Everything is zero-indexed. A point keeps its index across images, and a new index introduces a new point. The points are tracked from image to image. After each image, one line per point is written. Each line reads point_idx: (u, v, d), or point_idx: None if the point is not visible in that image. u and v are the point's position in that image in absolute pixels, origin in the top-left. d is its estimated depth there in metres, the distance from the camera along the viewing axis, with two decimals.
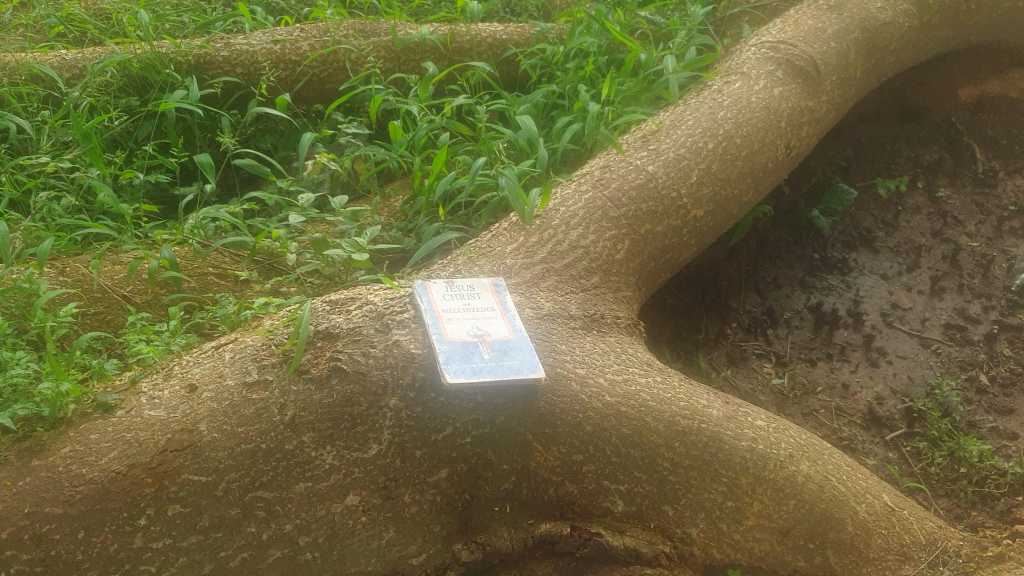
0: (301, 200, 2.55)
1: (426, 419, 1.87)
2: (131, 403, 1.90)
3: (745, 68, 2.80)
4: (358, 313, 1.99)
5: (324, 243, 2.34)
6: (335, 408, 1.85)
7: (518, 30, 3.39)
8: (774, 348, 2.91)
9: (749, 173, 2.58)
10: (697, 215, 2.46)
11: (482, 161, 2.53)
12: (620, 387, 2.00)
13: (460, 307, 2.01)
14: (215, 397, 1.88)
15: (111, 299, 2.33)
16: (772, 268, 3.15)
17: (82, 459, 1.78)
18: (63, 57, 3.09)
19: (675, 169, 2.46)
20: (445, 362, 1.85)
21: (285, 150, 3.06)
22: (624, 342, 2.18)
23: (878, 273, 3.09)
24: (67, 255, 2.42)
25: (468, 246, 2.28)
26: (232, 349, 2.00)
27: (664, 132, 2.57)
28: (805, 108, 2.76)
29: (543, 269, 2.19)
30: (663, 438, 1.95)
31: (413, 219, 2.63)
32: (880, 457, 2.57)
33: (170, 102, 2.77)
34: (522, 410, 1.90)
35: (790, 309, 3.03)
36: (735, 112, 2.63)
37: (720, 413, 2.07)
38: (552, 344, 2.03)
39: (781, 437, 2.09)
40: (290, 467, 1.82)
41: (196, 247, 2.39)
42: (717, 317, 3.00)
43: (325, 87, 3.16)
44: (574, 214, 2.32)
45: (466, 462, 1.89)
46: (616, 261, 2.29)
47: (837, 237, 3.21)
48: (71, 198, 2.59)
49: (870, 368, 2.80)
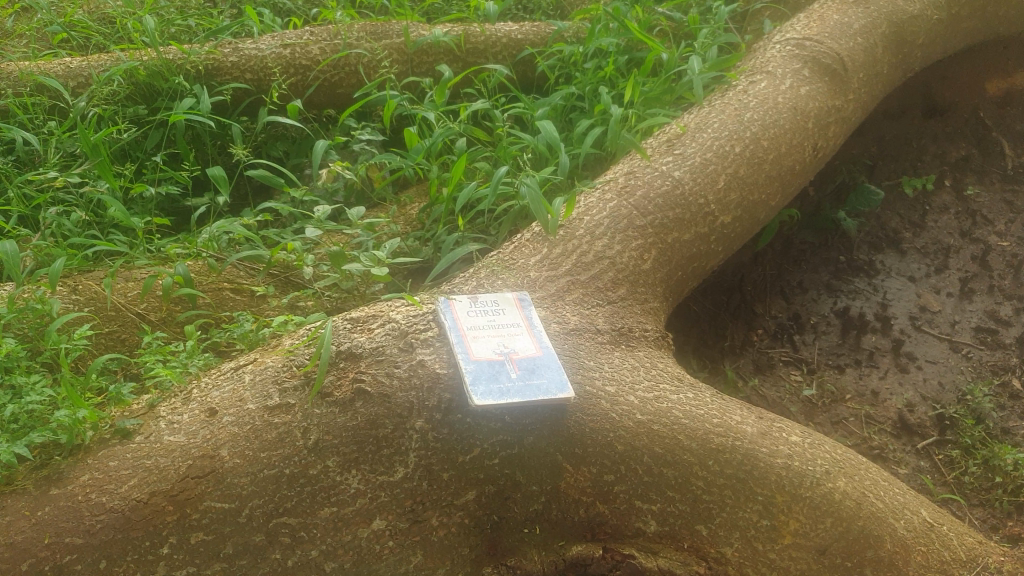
0: (316, 213, 2.49)
1: (453, 441, 1.82)
2: (150, 429, 1.85)
3: (771, 66, 2.74)
4: (381, 332, 1.93)
5: (342, 256, 2.30)
6: (359, 431, 1.80)
7: (534, 29, 3.31)
8: (801, 355, 2.85)
9: (777, 177, 2.52)
10: (724, 222, 2.41)
11: (503, 170, 2.44)
12: (651, 404, 1.94)
13: (485, 324, 1.96)
14: (236, 421, 1.83)
15: (125, 318, 2.30)
16: (797, 271, 3.09)
17: (101, 488, 1.74)
18: (67, 65, 3.03)
19: (701, 175, 2.40)
20: (472, 383, 1.80)
21: (298, 158, 3.01)
22: (653, 356, 2.12)
23: (905, 275, 3.04)
24: (78, 273, 2.36)
25: (491, 259, 2.23)
26: (251, 371, 1.94)
27: (690, 136, 2.50)
28: (832, 107, 2.70)
29: (568, 281, 2.14)
30: (696, 456, 1.88)
31: (431, 228, 2.61)
32: (912, 466, 2.53)
33: (179, 113, 2.71)
34: (551, 430, 1.85)
35: (817, 314, 2.97)
36: (762, 114, 2.56)
37: (754, 428, 1.98)
38: (579, 361, 1.98)
39: (818, 452, 2.00)
40: (315, 492, 1.78)
41: (211, 262, 2.35)
42: (742, 324, 2.95)
43: (337, 92, 3.10)
44: (599, 223, 2.26)
45: (495, 484, 1.84)
46: (642, 271, 2.24)
47: (863, 240, 3.15)
48: (81, 212, 2.53)
49: (900, 374, 2.75)
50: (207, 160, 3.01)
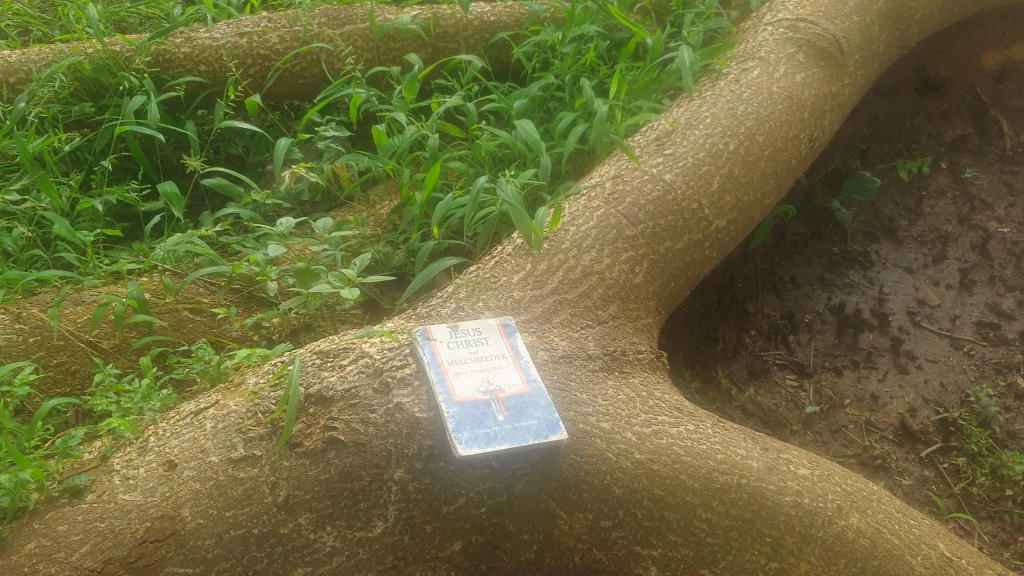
0: (279, 227, 2.24)
1: (436, 491, 1.67)
2: (104, 485, 1.67)
3: (763, 52, 2.55)
4: (353, 370, 1.77)
5: (309, 274, 2.13)
6: (333, 485, 1.65)
7: (508, 9, 3.10)
8: (797, 358, 2.73)
9: (772, 174, 2.37)
10: (719, 226, 2.26)
11: (482, 179, 2.26)
12: (650, 441, 1.80)
13: (468, 357, 1.80)
14: (198, 476, 1.65)
15: (75, 347, 2.10)
16: (789, 265, 2.96)
17: (49, 557, 1.56)
18: (6, 58, 2.78)
19: (694, 177, 2.24)
20: (456, 429, 1.64)
21: (258, 155, 2.83)
22: (649, 383, 1.99)
23: (902, 266, 2.92)
24: (23, 298, 2.16)
25: (469, 277, 2.07)
26: (213, 417, 1.76)
27: (680, 133, 2.33)
28: (828, 94, 2.54)
29: (554, 301, 1.99)
30: (700, 498, 1.75)
31: (405, 232, 2.48)
32: (916, 476, 2.45)
33: (122, 129, 2.49)
34: (543, 475, 1.71)
35: (811, 311, 2.84)
36: (756, 106, 2.40)
37: (760, 463, 1.86)
38: (571, 394, 1.83)
39: (827, 486, 1.88)
40: (287, 552, 1.63)
41: (167, 283, 2.17)
42: (734, 325, 2.81)
43: (298, 83, 2.92)
44: (586, 235, 2.11)
45: (482, 533, 1.70)
46: (634, 285, 2.10)
47: (857, 229, 3.02)
48: (23, 227, 2.31)
49: (900, 376, 2.64)
50: (162, 162, 2.79)
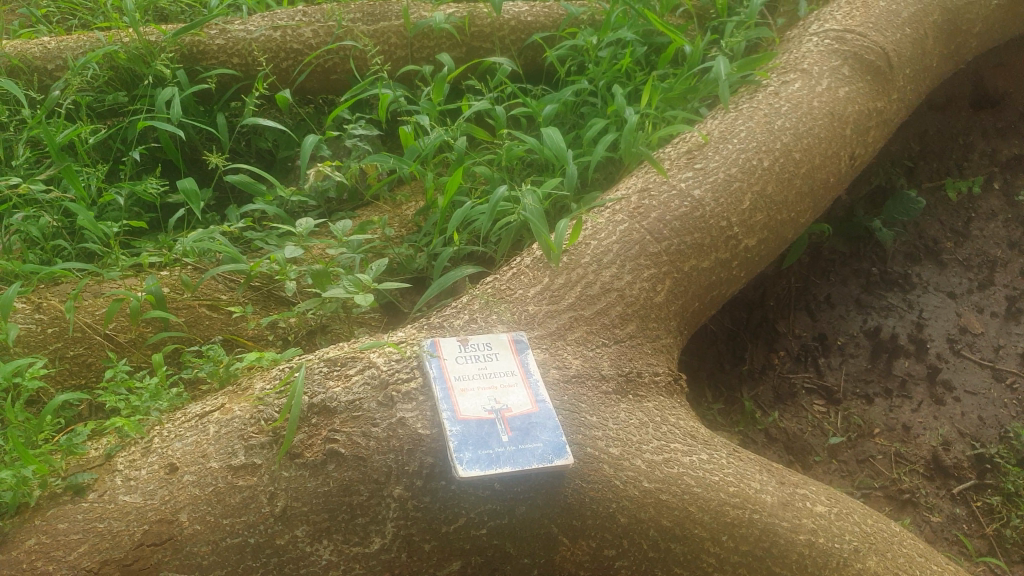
0: (298, 227, 2.20)
1: (435, 510, 1.63)
2: (105, 485, 1.65)
3: (806, 63, 2.45)
4: (359, 381, 1.74)
5: (326, 277, 2.09)
6: (331, 499, 1.61)
7: (546, 10, 3.04)
8: (826, 382, 2.62)
9: (808, 193, 2.28)
10: (749, 245, 2.17)
11: (502, 188, 2.21)
12: (660, 470, 1.74)
13: (476, 373, 1.75)
14: (198, 481, 1.63)
15: (92, 340, 2.11)
16: (825, 284, 2.83)
17: (48, 554, 1.54)
18: (46, 46, 2.80)
19: (724, 194, 2.15)
20: (457, 449, 1.60)
21: (288, 151, 2.82)
22: (664, 408, 1.92)
23: (944, 290, 2.80)
24: (45, 288, 2.18)
25: (485, 287, 2.02)
26: (217, 421, 1.74)
27: (713, 147, 2.25)
28: (873, 110, 2.43)
29: (570, 318, 1.93)
30: (709, 531, 1.70)
31: (427, 236, 2.44)
32: (946, 514, 2.35)
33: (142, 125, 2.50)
34: (546, 500, 1.66)
35: (844, 334, 2.72)
36: (795, 121, 2.30)
37: (774, 498, 1.79)
38: (581, 416, 1.77)
39: (845, 525, 1.81)
40: (282, 564, 1.60)
41: (185, 278, 2.13)
42: (762, 344, 2.71)
43: (330, 78, 2.90)
44: (607, 249, 2.04)
45: (482, 555, 1.66)
46: (654, 304, 2.03)
47: (898, 249, 2.90)
48: (50, 217, 2.32)
49: (935, 407, 2.54)
50: (191, 155, 2.79)
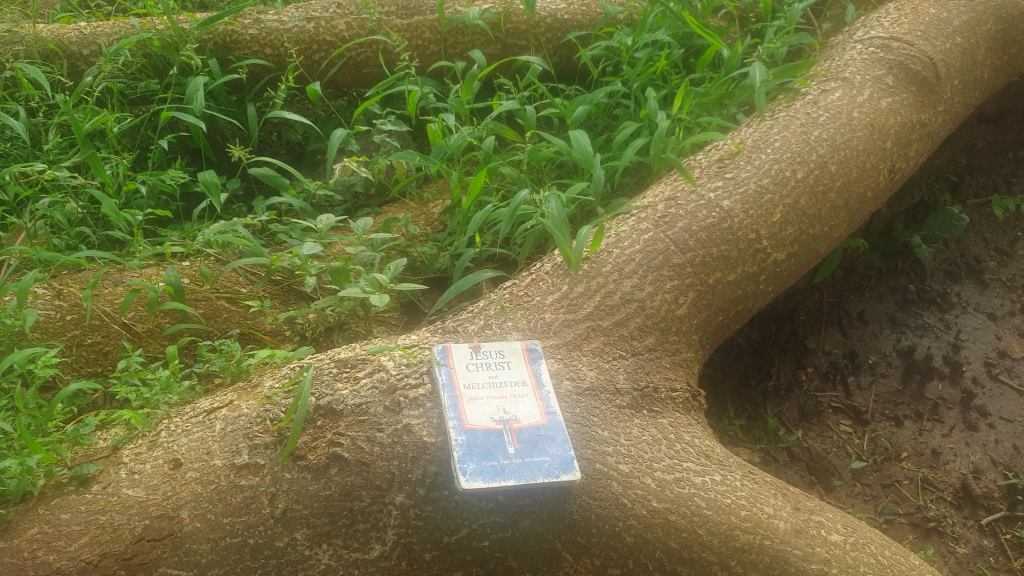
0: (319, 224, 2.17)
1: (437, 519, 1.60)
2: (110, 477, 1.64)
3: (849, 71, 2.36)
4: (367, 384, 1.71)
5: (344, 275, 2.04)
6: (332, 503, 1.59)
7: (584, 8, 2.98)
8: (854, 403, 2.53)
9: (843, 207, 2.20)
10: (778, 259, 2.10)
11: (524, 191, 2.15)
12: (670, 490, 1.69)
13: (486, 382, 1.72)
14: (200, 478, 1.61)
15: (109, 329, 2.11)
16: (859, 300, 2.74)
17: (49, 544, 1.54)
18: (81, 31, 2.82)
19: (754, 206, 2.08)
20: (462, 459, 1.57)
21: (316, 144, 2.81)
22: (679, 424, 1.87)
23: (984, 311, 2.70)
24: (67, 275, 2.19)
25: (503, 293, 1.98)
26: (224, 418, 1.72)
27: (745, 156, 2.17)
28: (917, 121, 2.33)
29: (588, 328, 1.89)
30: (716, 555, 1.64)
31: (450, 236, 2.41)
32: (973, 545, 2.26)
33: (167, 113, 2.49)
34: (550, 515, 1.62)
35: (876, 352, 2.63)
36: (833, 131, 2.22)
37: (788, 524, 1.73)
38: (591, 430, 1.73)
39: (861, 556, 1.74)
40: (281, 565, 1.58)
41: (205, 271, 2.11)
42: (790, 359, 2.63)
43: (362, 71, 2.88)
44: (629, 259, 1.99)
45: (483, 567, 1.62)
46: (676, 317, 1.98)
47: (937, 267, 2.79)
48: (75, 203, 2.33)
49: (967, 433, 2.44)
50: (219, 146, 2.80)
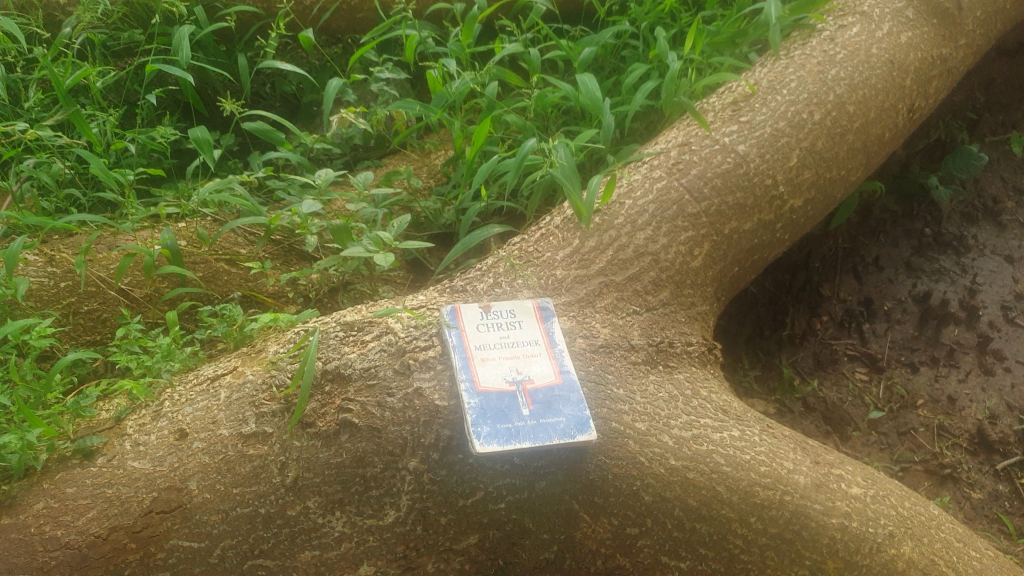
0: (317, 179, 2.07)
1: (452, 483, 1.56)
2: (114, 450, 1.60)
3: (867, 4, 2.24)
4: (375, 348, 1.66)
5: (346, 234, 1.95)
6: (344, 470, 1.55)
7: None
8: (870, 350, 2.49)
9: (861, 150, 2.12)
10: (794, 206, 2.04)
11: (532, 140, 2.03)
12: (688, 447, 1.65)
13: (498, 342, 1.66)
14: (207, 449, 1.57)
15: (106, 295, 2.05)
16: (873, 245, 2.67)
17: (56, 519, 1.50)
18: None
19: (770, 150, 2.00)
20: (475, 423, 1.51)
21: (311, 95, 2.71)
22: (696, 379, 1.83)
23: (1001, 253, 2.63)
24: (58, 240, 2.12)
25: (511, 249, 1.91)
26: (228, 386, 1.68)
27: (760, 98, 2.07)
28: (937, 57, 2.24)
29: (601, 283, 1.83)
30: (736, 512, 1.61)
31: (453, 189, 2.33)
32: (989, 490, 2.24)
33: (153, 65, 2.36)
34: (567, 476, 1.58)
35: (891, 298, 2.57)
36: (851, 70, 2.11)
37: (807, 479, 1.69)
38: (607, 388, 1.69)
39: (881, 509, 1.71)
40: (294, 535, 1.54)
41: (202, 233, 2.03)
42: (805, 309, 2.59)
43: (356, 16, 2.76)
44: (642, 210, 1.91)
45: (500, 529, 1.58)
46: (691, 269, 1.92)
47: (954, 208, 2.72)
48: (61, 163, 2.24)
49: (983, 377, 2.39)
50: (211, 99, 2.70)
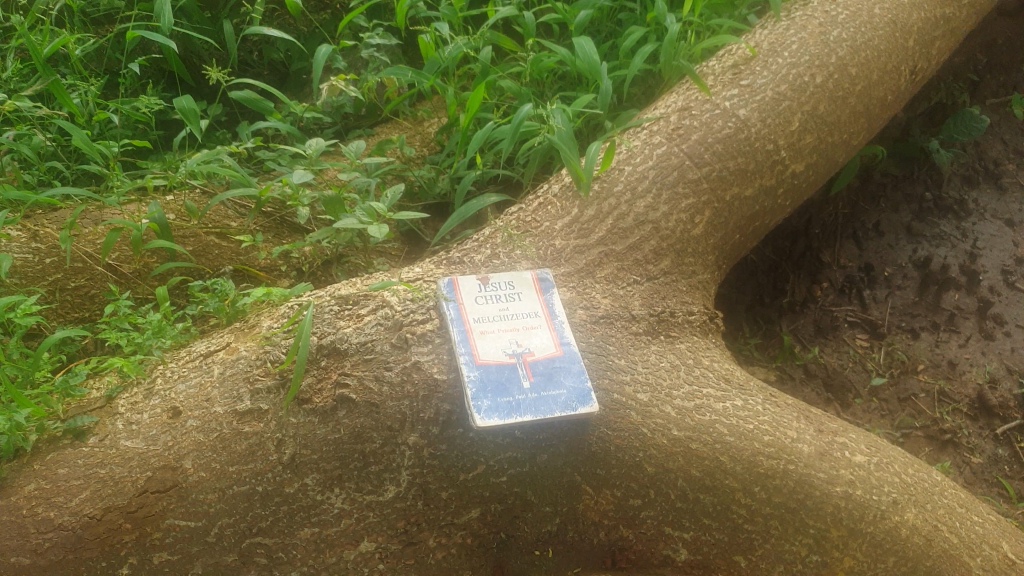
0: (308, 149, 2.02)
1: (452, 458, 1.53)
2: (107, 429, 1.56)
3: None
4: (371, 321, 1.62)
5: (339, 206, 1.90)
6: (342, 446, 1.52)
7: None
8: (870, 316, 2.48)
9: (864, 113, 2.07)
10: (796, 171, 2.00)
11: (528, 106, 1.97)
12: (690, 417, 1.63)
13: (497, 315, 1.62)
14: (201, 427, 1.54)
15: (94, 271, 2.00)
16: (873, 210, 2.64)
17: (49, 501, 1.47)
18: None
19: (772, 114, 1.95)
20: (475, 396, 1.47)
21: (300, 62, 2.63)
22: (697, 349, 1.81)
23: (1002, 217, 2.60)
24: (42, 214, 2.06)
25: (509, 219, 1.87)
26: (221, 362, 1.63)
27: (761, 61, 2.02)
28: (940, 17, 2.19)
29: (601, 253, 1.79)
30: (740, 482, 1.58)
31: (448, 158, 2.28)
32: (988, 455, 2.23)
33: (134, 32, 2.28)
34: (569, 448, 1.56)
35: (892, 264, 2.55)
36: (854, 31, 2.06)
37: (811, 448, 1.67)
38: (608, 359, 1.66)
39: (885, 476, 1.68)
40: (292, 512, 1.51)
41: (191, 206, 1.98)
42: (805, 276, 2.58)
43: None
44: (642, 176, 1.87)
45: (502, 502, 1.57)
46: (692, 237, 1.89)
47: (955, 172, 2.69)
48: (42, 135, 2.17)
49: (983, 342, 2.38)
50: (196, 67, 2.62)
